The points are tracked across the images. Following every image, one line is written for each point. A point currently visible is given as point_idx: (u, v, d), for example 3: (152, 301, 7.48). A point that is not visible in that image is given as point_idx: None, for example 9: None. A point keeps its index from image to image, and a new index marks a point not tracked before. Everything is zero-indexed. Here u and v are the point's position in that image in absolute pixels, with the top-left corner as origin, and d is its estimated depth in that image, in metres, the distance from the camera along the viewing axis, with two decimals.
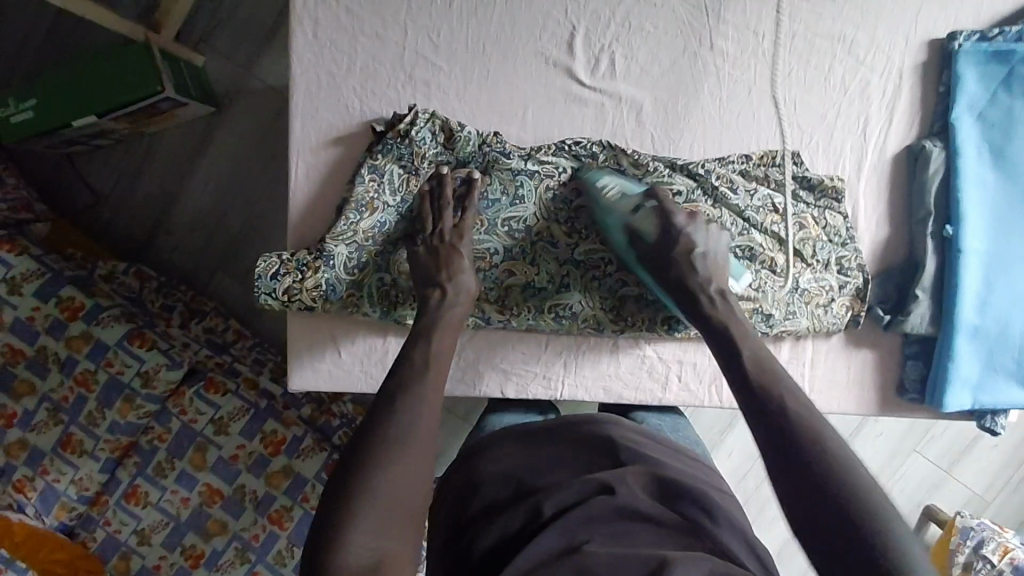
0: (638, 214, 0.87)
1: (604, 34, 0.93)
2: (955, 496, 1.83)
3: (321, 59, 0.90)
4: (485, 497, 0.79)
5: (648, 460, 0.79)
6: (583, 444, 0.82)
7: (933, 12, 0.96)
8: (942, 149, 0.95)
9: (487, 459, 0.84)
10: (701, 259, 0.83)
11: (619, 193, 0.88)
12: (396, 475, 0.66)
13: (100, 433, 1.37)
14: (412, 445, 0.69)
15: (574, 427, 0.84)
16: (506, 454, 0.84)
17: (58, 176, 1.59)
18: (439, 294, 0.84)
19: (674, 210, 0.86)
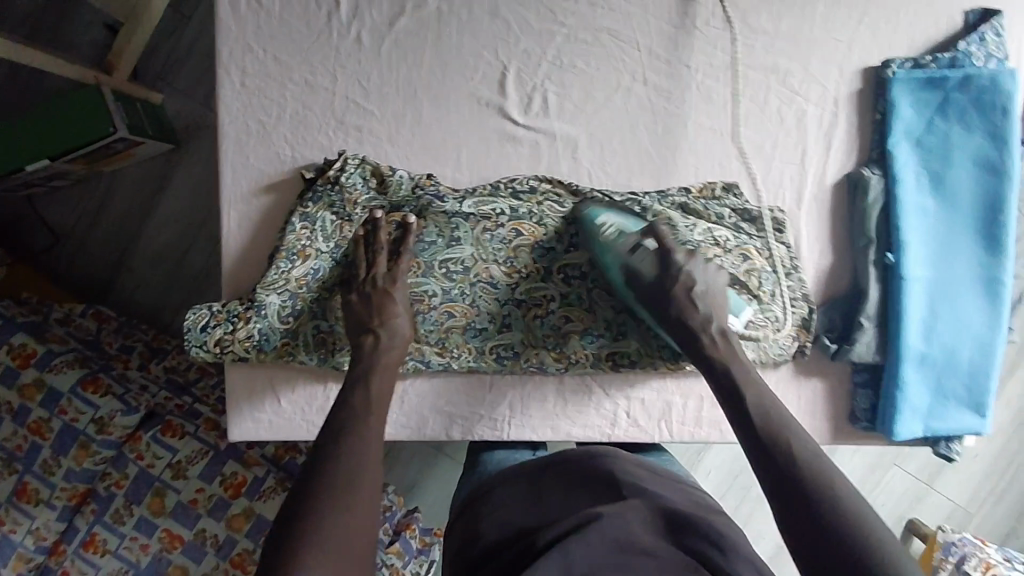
0: (637, 254, 0.87)
1: (536, 73, 0.92)
2: (936, 508, 1.80)
3: (249, 107, 0.89)
4: (487, 544, 0.74)
5: (649, 493, 0.74)
6: (578, 477, 0.77)
7: (865, 41, 0.96)
8: (880, 177, 0.95)
9: (489, 502, 0.80)
10: (698, 298, 0.84)
11: (615, 231, 0.88)
12: (345, 512, 0.62)
13: (56, 481, 1.34)
14: (360, 483, 0.65)
15: (566, 464, 0.79)
16: (511, 495, 0.79)
17: (15, 218, 1.57)
18: (372, 339, 0.82)
19: (674, 249, 0.86)
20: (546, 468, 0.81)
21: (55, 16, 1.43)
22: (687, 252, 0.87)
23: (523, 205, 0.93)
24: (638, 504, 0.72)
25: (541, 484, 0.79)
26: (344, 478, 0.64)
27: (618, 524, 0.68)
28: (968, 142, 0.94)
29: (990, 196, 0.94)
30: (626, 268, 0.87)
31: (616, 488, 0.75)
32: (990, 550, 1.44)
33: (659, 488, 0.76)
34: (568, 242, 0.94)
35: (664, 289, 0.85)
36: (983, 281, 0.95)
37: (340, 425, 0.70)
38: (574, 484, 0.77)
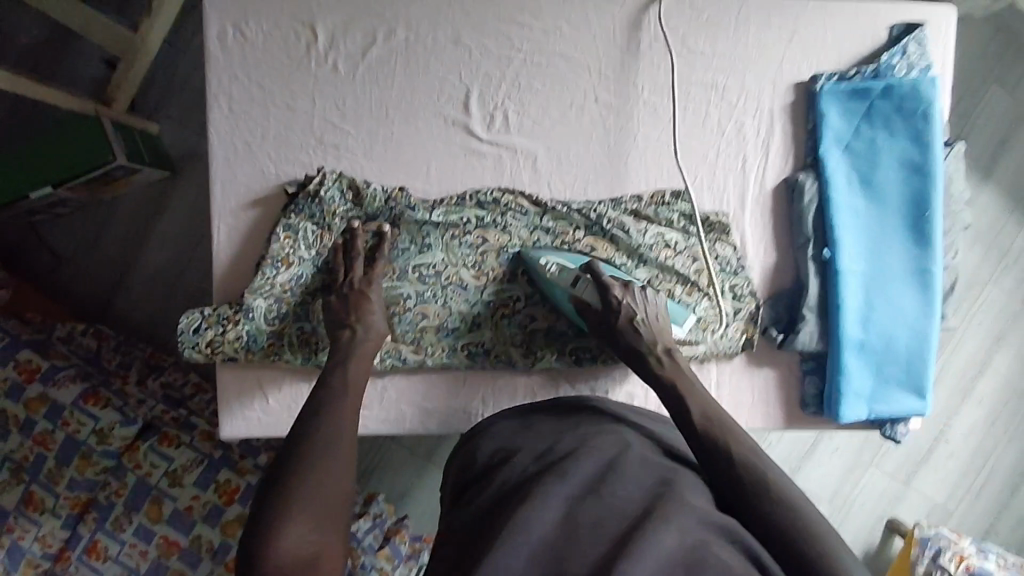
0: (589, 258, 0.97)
1: (497, 93, 1.02)
2: (918, 505, 1.76)
3: (237, 131, 0.98)
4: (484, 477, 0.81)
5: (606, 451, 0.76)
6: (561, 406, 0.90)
7: (796, 58, 1.06)
8: (814, 180, 1.04)
9: (488, 439, 0.87)
10: (641, 329, 0.93)
11: (558, 269, 0.96)
12: (322, 475, 0.72)
13: (59, 490, 1.40)
14: (336, 450, 0.76)
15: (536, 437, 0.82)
16: (505, 430, 0.87)
17: (20, 244, 1.66)
18: (349, 334, 0.90)
19: (612, 284, 0.94)
20: (535, 409, 0.91)
21: (59, 55, 1.54)
22: (623, 285, 0.95)
23: (488, 213, 1.01)
24: (614, 440, 0.79)
25: (527, 427, 0.87)
26: (321, 445, 0.75)
27: (594, 465, 0.74)
28: (893, 146, 1.03)
29: (916, 194, 1.03)
30: (575, 299, 0.95)
31: (596, 433, 0.81)
32: (964, 543, 1.42)
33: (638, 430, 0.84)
34: (531, 246, 1.02)
35: (610, 326, 0.93)
36: (914, 272, 1.04)
37: (318, 406, 0.80)
38: (556, 426, 0.85)
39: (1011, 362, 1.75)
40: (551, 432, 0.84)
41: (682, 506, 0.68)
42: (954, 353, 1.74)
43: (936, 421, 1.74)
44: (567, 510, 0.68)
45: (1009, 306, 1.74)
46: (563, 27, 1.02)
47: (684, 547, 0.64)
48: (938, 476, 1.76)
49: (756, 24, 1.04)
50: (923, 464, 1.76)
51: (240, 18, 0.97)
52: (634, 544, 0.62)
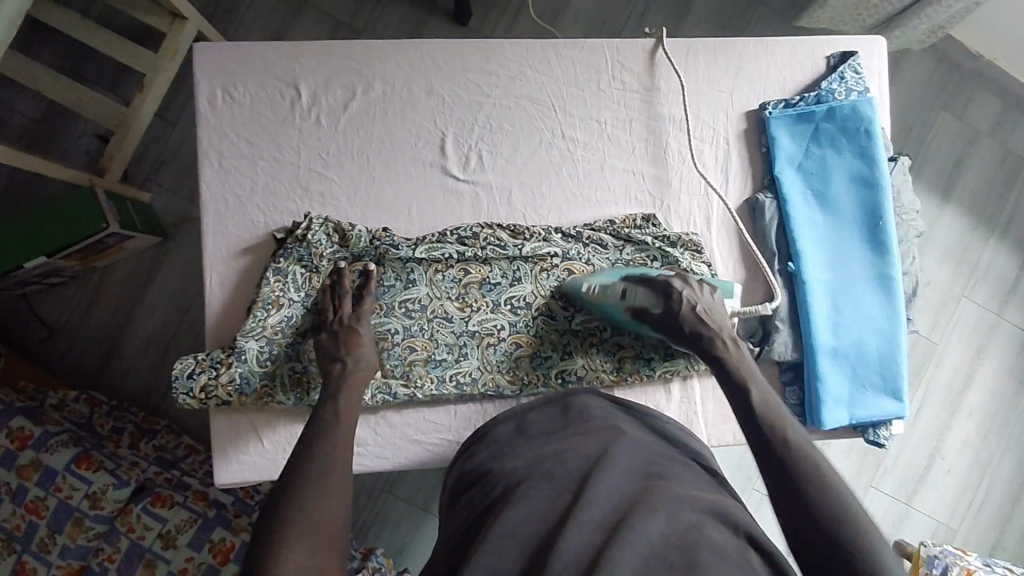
0: (629, 296, 0.99)
1: (470, 135, 1.09)
2: (920, 527, 1.75)
3: (227, 184, 1.04)
4: (476, 483, 0.84)
5: (594, 455, 0.79)
6: (551, 403, 0.95)
7: (745, 90, 1.15)
8: (773, 200, 1.11)
9: (485, 447, 0.90)
10: (703, 315, 0.96)
11: (601, 287, 1.01)
12: (319, 501, 0.74)
13: (51, 559, 1.39)
14: (333, 474, 0.78)
15: (537, 446, 0.85)
16: (504, 436, 0.91)
17: (13, 316, 1.68)
18: (340, 366, 0.94)
19: (669, 280, 0.99)
20: (532, 410, 0.94)
21: (56, 131, 1.61)
22: (681, 282, 0.99)
23: (469, 247, 1.05)
24: (605, 436, 0.83)
25: (525, 431, 0.90)
26: (316, 468, 0.77)
27: (584, 462, 0.78)
28: (842, 164, 1.11)
29: (868, 206, 1.10)
30: (630, 308, 0.99)
31: (589, 432, 0.85)
32: (970, 558, 1.37)
33: (631, 423, 0.89)
34: (512, 275, 1.06)
35: (674, 310, 0.97)
36: (876, 279, 1.09)
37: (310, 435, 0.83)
38: (550, 427, 0.89)
39: (994, 374, 1.79)
40: (546, 434, 0.88)
41: (667, 494, 0.72)
42: (938, 367, 1.77)
43: (928, 437, 1.76)
44: (549, 511, 0.72)
45: (985, 318, 1.79)
46: (528, 73, 1.11)
47: (674, 531, 0.67)
48: (939, 494, 1.76)
49: (704, 64, 1.14)
50: (922, 482, 1.76)
51: (229, 81, 1.05)
52: (624, 531, 0.66)
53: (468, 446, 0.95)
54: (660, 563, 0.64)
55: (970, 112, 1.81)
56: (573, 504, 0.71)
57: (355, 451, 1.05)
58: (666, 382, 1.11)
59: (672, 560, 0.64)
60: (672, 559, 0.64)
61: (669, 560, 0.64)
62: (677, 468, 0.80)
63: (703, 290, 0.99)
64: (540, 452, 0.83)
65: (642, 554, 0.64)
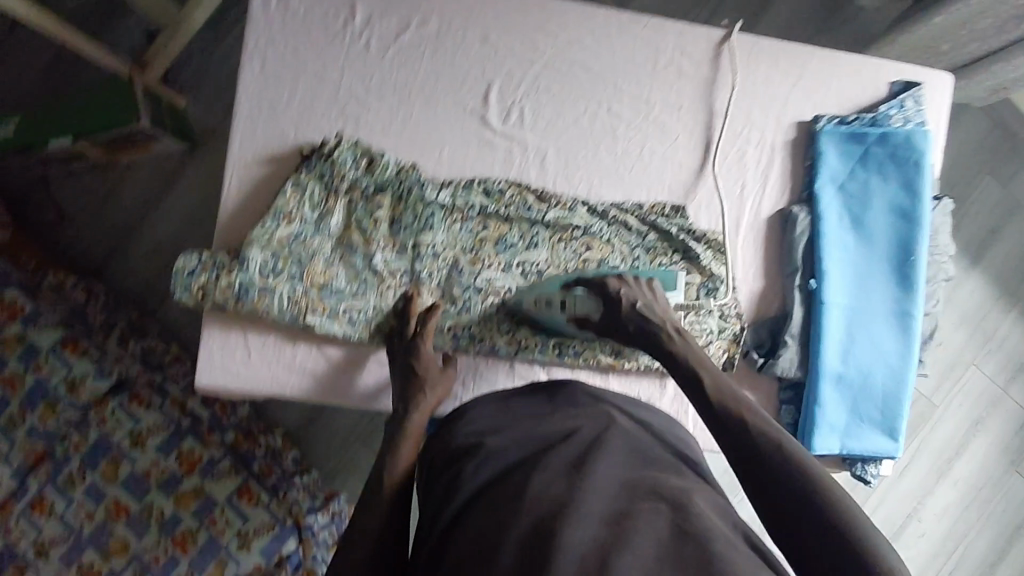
0: (571, 298, 0.98)
1: (516, 91, 1.07)
2: None
3: (264, 90, 1.02)
4: (460, 461, 0.81)
5: (590, 443, 0.77)
6: (546, 388, 0.93)
7: (801, 99, 1.12)
8: (807, 214, 1.08)
9: (469, 422, 0.87)
10: (643, 312, 0.92)
11: (543, 300, 0.99)
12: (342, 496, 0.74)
13: (18, 435, 1.41)
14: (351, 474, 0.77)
15: (522, 432, 0.82)
16: (487, 414, 0.88)
17: (29, 193, 1.68)
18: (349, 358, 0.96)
19: (606, 280, 0.96)
20: (525, 394, 0.92)
21: (105, 18, 1.60)
22: (616, 277, 0.96)
23: (493, 202, 1.04)
24: (595, 422, 0.81)
25: (509, 413, 0.88)
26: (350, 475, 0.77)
27: (577, 448, 0.76)
28: (884, 192, 1.08)
29: (902, 239, 1.07)
30: (572, 316, 0.98)
31: (578, 415, 0.83)
32: None
33: (622, 411, 0.87)
34: (530, 240, 1.05)
35: (612, 312, 0.93)
36: (895, 314, 1.06)
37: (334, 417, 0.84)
38: (535, 411, 0.87)
39: (987, 447, 1.76)
40: (531, 417, 0.85)
41: (671, 493, 0.69)
42: (933, 430, 1.74)
43: (909, 498, 1.73)
44: (541, 500, 0.68)
45: (989, 390, 1.76)
46: (586, 40, 1.08)
47: (685, 528, 0.64)
48: (910, 556, 1.73)
49: (765, 65, 1.11)
50: (893, 540, 1.73)
51: None
52: (630, 529, 0.63)
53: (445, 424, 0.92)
54: (674, 559, 0.61)
55: (1017, 180, 1.77)
56: (569, 477, 0.70)
57: (337, 382, 1.03)
58: (662, 377, 1.09)
59: (688, 555, 0.61)
60: (683, 552, 0.62)
61: (685, 555, 0.61)
62: (660, 453, 0.79)
63: (644, 286, 0.96)
64: (532, 435, 0.80)
65: (655, 554, 0.61)
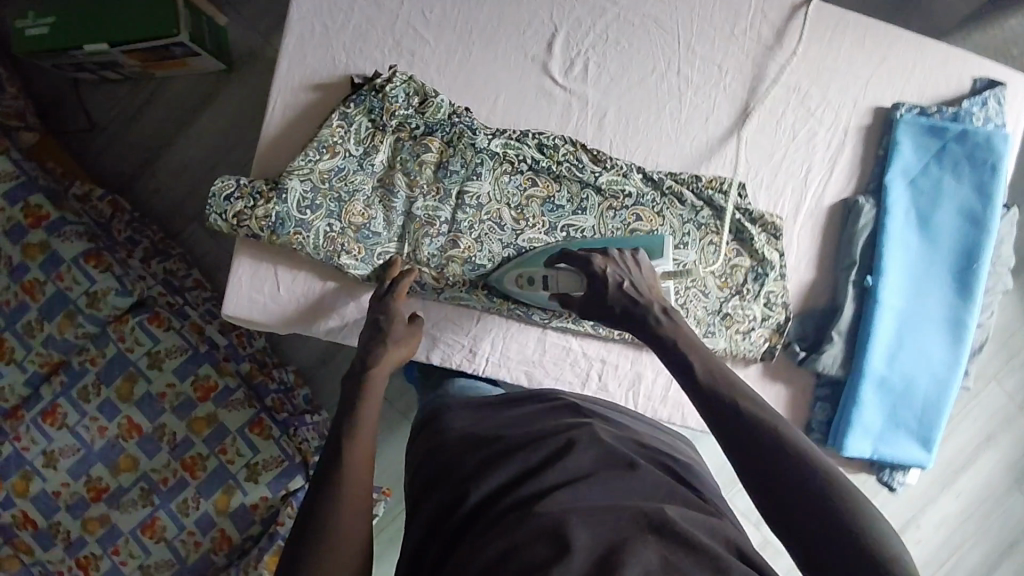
0: (551, 280, 0.92)
1: (582, 41, 1.00)
2: None
3: (318, 12, 0.97)
4: (450, 453, 0.82)
5: (572, 473, 0.72)
6: (528, 398, 0.92)
7: (883, 82, 1.04)
8: (872, 207, 1.02)
9: (453, 425, 0.87)
10: (630, 292, 0.82)
11: (524, 278, 0.95)
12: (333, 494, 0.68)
13: (34, 343, 1.40)
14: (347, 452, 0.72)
15: (505, 436, 0.80)
16: (469, 417, 0.87)
17: (58, 97, 1.64)
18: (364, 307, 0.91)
19: (589, 257, 0.87)
20: (513, 397, 0.93)
21: None
22: (603, 254, 0.87)
23: (545, 158, 0.98)
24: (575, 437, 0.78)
25: (494, 417, 0.86)
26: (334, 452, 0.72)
27: (557, 473, 0.72)
28: (957, 192, 1.01)
29: (967, 245, 1.01)
30: (553, 293, 0.93)
31: (557, 429, 0.80)
32: None
33: (604, 421, 0.86)
34: (578, 203, 1.00)
35: (597, 293, 0.84)
36: (948, 322, 1.02)
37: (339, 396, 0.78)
38: (517, 419, 0.85)
39: (996, 465, 1.72)
40: (512, 422, 0.84)
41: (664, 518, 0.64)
42: (946, 441, 1.71)
43: (911, 505, 1.72)
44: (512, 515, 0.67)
45: (1008, 409, 1.72)
46: None
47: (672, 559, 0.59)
48: None
49: (849, 42, 1.03)
50: None
51: None
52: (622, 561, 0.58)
53: (431, 414, 0.93)
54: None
55: None
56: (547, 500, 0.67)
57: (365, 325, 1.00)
58: None
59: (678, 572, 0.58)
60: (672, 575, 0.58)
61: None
62: (647, 474, 0.74)
63: (631, 261, 0.87)
64: (518, 433, 0.80)
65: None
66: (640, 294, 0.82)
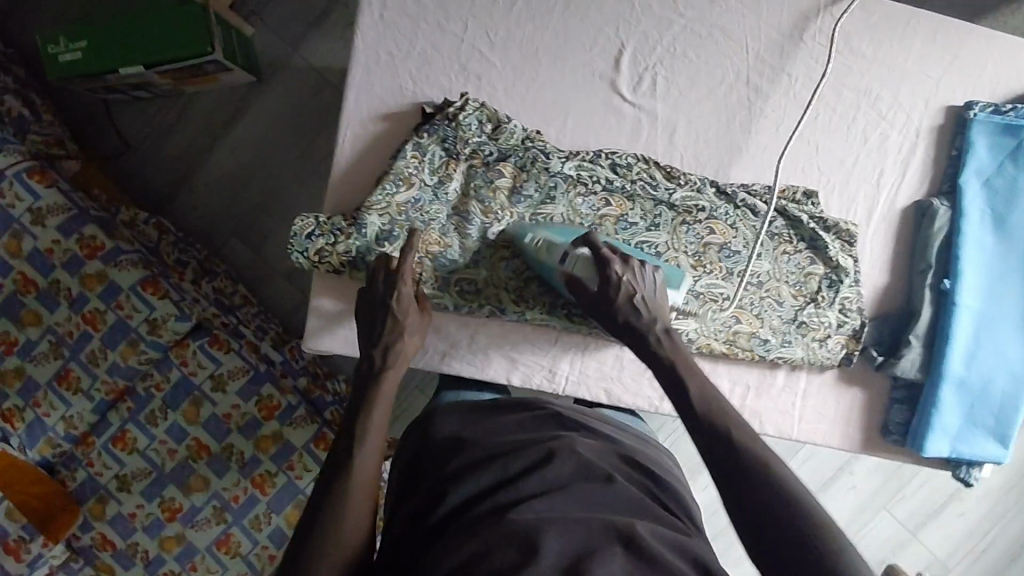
0: (568, 261, 0.88)
1: (650, 55, 0.99)
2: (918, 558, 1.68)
3: (382, 40, 0.95)
4: (436, 454, 0.86)
5: (551, 483, 0.76)
6: (520, 404, 0.95)
7: (953, 80, 1.03)
8: (947, 209, 1.01)
9: (443, 428, 0.91)
10: (640, 305, 0.85)
11: (545, 242, 0.91)
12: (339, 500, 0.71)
13: (99, 372, 1.41)
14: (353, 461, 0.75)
15: (492, 443, 0.84)
16: (460, 420, 0.91)
17: (90, 120, 1.62)
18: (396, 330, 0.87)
19: (611, 258, 0.85)
20: (504, 401, 0.95)
21: None
22: (623, 261, 0.85)
23: (619, 177, 0.98)
24: (555, 448, 0.81)
25: (480, 424, 0.90)
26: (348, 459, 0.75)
27: (535, 483, 0.76)
28: None
29: None
30: (566, 273, 0.89)
31: (540, 440, 0.84)
32: None
33: (583, 434, 0.88)
34: (652, 219, 0.98)
35: (607, 298, 0.85)
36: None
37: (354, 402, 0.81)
38: (504, 425, 0.89)
39: None
40: (498, 429, 0.88)
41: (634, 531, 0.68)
42: None
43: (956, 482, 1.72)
44: (488, 521, 0.71)
45: None
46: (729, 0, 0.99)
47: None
48: (969, 559, 1.68)
49: (920, 40, 1.02)
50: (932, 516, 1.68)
51: None
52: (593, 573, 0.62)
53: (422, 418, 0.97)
54: None
55: None
56: (521, 507, 0.71)
57: (445, 352, 1.01)
58: (773, 367, 1.05)
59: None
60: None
61: None
62: (623, 490, 0.78)
63: (649, 277, 0.86)
64: (502, 441, 0.84)
65: None
66: (648, 308, 0.85)
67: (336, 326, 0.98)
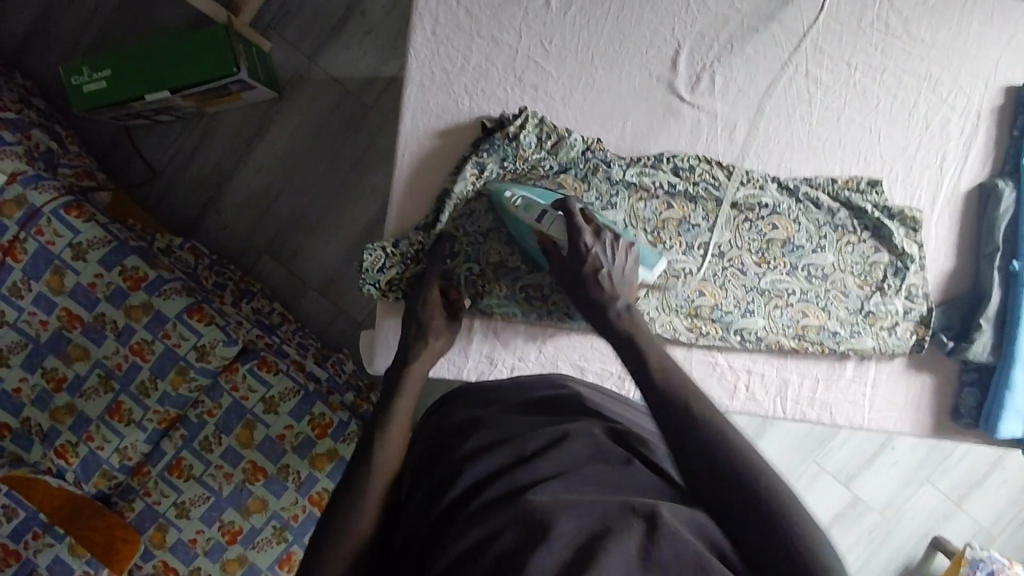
0: (544, 221, 0.86)
1: (707, 53, 0.98)
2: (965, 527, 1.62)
3: (436, 55, 0.94)
4: (445, 441, 0.71)
5: (571, 462, 0.61)
6: (541, 384, 0.80)
7: (1012, 58, 1.01)
8: (1012, 189, 1.00)
9: (458, 415, 0.76)
10: (604, 280, 0.81)
11: (521, 199, 0.88)
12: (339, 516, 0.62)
13: (151, 403, 1.34)
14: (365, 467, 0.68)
15: (507, 423, 0.69)
16: (480, 401, 0.77)
17: (114, 149, 1.58)
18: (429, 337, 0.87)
19: (586, 222, 0.82)
20: (524, 381, 0.81)
21: None
22: (596, 232, 0.82)
23: (681, 180, 0.96)
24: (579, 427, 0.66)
25: (494, 409, 0.75)
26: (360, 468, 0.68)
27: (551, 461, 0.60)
28: None
29: None
30: (540, 233, 0.87)
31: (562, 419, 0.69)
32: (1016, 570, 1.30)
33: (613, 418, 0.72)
34: (714, 219, 0.97)
35: (577, 259, 0.82)
36: None
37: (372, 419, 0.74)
38: (522, 406, 0.74)
39: None
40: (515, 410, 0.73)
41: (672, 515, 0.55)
42: None
43: None
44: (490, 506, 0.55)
45: None
46: None
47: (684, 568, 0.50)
48: None
49: (978, 19, 1.00)
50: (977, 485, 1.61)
51: None
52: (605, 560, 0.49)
53: (439, 404, 0.83)
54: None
55: None
56: (538, 487, 0.56)
57: (511, 363, 0.99)
58: (842, 358, 1.03)
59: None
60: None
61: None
62: (652, 480, 0.62)
63: (621, 250, 0.83)
64: (517, 422, 0.69)
65: None
66: (615, 285, 0.81)
67: (389, 337, 0.95)
